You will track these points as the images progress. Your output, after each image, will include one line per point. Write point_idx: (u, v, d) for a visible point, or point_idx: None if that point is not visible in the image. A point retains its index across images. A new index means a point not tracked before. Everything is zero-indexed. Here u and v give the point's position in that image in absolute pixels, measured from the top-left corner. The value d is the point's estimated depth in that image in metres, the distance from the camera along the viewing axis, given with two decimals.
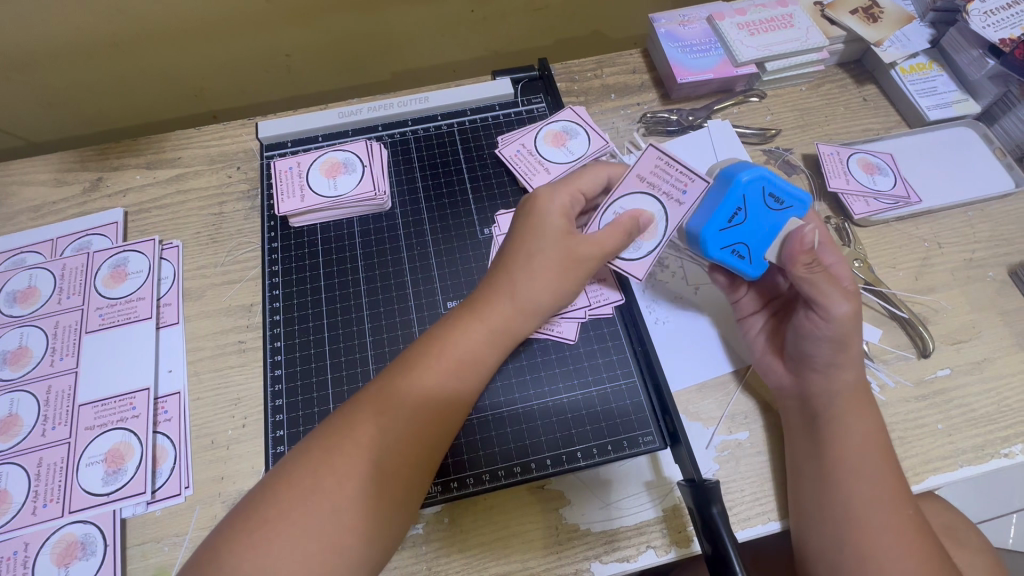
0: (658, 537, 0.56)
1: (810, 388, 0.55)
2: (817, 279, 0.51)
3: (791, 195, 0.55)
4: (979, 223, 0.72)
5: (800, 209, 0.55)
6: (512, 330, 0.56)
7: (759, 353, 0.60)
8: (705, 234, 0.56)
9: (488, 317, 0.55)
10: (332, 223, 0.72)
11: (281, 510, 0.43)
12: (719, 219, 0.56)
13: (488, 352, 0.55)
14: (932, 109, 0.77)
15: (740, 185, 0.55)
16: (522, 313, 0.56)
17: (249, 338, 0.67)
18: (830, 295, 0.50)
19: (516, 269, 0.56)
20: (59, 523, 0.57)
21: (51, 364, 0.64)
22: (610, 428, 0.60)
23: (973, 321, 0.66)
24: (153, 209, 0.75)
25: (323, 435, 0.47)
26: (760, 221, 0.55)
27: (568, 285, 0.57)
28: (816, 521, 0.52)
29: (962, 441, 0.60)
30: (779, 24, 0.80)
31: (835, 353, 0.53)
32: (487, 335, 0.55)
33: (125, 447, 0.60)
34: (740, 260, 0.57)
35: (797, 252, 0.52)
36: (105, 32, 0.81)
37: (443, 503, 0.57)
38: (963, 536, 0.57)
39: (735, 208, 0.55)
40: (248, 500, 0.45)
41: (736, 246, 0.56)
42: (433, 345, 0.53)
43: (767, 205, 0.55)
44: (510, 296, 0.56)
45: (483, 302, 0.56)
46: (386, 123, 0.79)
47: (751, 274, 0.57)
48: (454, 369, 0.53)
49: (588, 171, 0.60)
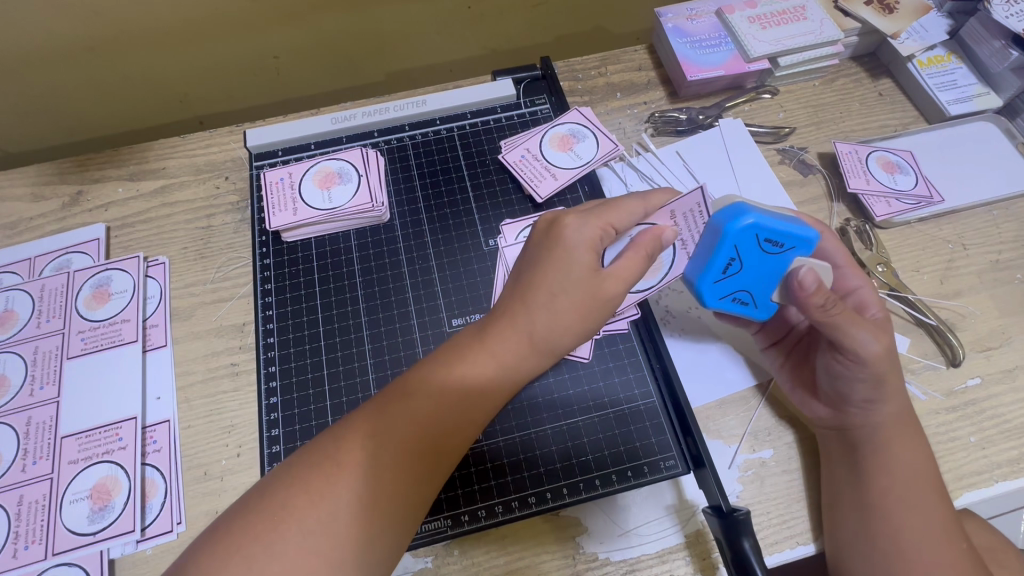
0: (682, 564, 0.52)
1: (848, 421, 0.52)
2: (838, 320, 0.48)
3: (793, 236, 0.49)
4: (1003, 223, 0.69)
5: (805, 246, 0.50)
6: (523, 367, 0.53)
7: (788, 387, 0.58)
8: (702, 287, 0.53)
9: (498, 350, 0.51)
10: (327, 236, 0.68)
11: (271, 549, 0.39)
12: (713, 271, 0.52)
13: (494, 386, 0.51)
14: (953, 103, 0.74)
15: (731, 234, 0.49)
16: (537, 350, 0.52)
17: (243, 360, 0.63)
18: (858, 334, 0.48)
19: (536, 300, 0.52)
20: (42, 566, 0.53)
21: (31, 394, 0.60)
22: (629, 452, 0.57)
23: (1002, 327, 0.63)
24: (137, 223, 0.71)
25: (314, 454, 0.44)
26: (759, 268, 0.51)
27: (587, 324, 0.53)
28: (864, 553, 0.49)
29: (997, 455, 0.58)
30: (791, 17, 0.76)
31: (874, 390, 0.50)
32: (496, 370, 0.51)
33: (111, 482, 0.56)
34: (743, 306, 0.54)
35: (807, 297, 0.48)
36: (82, 36, 0.77)
37: (453, 537, 0.54)
38: (1003, 557, 0.54)
39: (729, 259, 0.51)
40: (232, 516, 0.41)
41: (737, 294, 0.54)
42: (435, 370, 0.50)
43: (765, 251, 0.50)
44: (527, 330, 0.52)
45: (494, 334, 0.52)
46: (382, 129, 0.75)
47: (758, 317, 0.55)
48: (459, 401, 0.49)
49: (626, 201, 0.55)
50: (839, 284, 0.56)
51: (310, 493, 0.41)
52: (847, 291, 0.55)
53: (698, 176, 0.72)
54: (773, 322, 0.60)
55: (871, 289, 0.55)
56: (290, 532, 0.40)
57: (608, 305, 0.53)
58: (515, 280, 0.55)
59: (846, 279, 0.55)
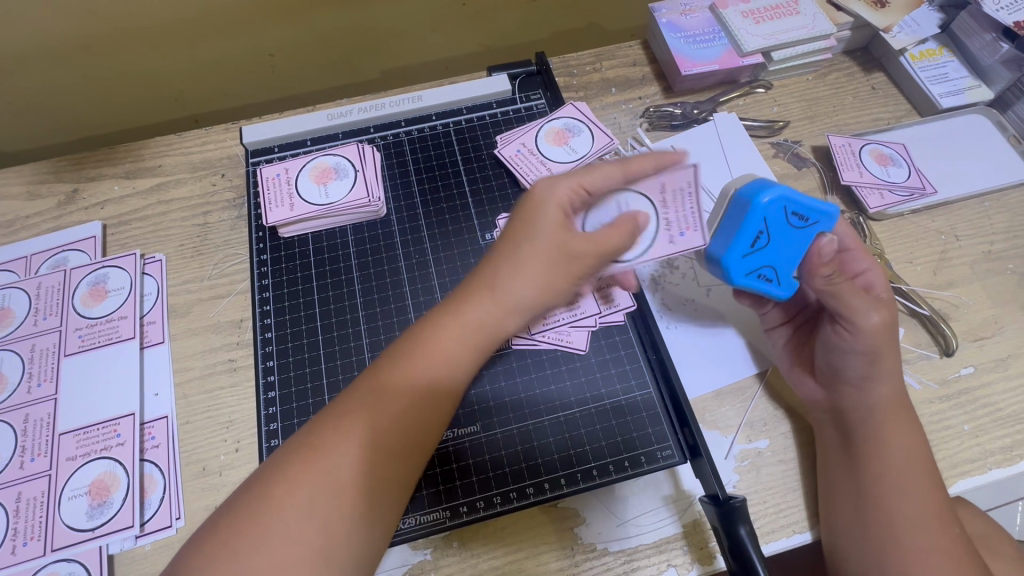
0: (680, 554, 0.53)
1: (843, 403, 0.52)
2: (841, 290, 0.50)
3: (817, 210, 0.51)
4: (995, 214, 0.70)
5: (828, 221, 0.52)
6: (492, 327, 0.53)
7: (787, 367, 0.58)
8: (729, 262, 0.53)
9: (463, 313, 0.52)
10: (324, 231, 0.68)
11: (257, 544, 0.41)
12: (741, 244, 0.52)
13: (460, 351, 0.52)
14: (944, 96, 0.74)
15: (760, 207, 0.50)
16: (504, 309, 0.53)
17: (240, 357, 0.63)
18: (859, 306, 0.49)
19: (501, 262, 0.53)
20: (40, 562, 0.53)
21: (29, 392, 0.60)
22: (627, 442, 0.57)
23: (995, 316, 0.64)
24: (133, 221, 0.71)
25: (297, 446, 0.46)
26: (784, 241, 0.52)
27: (558, 280, 0.52)
28: (857, 540, 0.49)
29: (990, 442, 0.58)
30: (784, 11, 0.77)
31: (869, 367, 0.50)
32: (462, 334, 0.52)
33: (109, 478, 0.56)
34: (768, 283, 0.54)
35: (817, 265, 0.51)
36: (77, 35, 0.77)
37: (453, 529, 0.54)
38: (996, 544, 0.55)
39: (757, 231, 0.51)
40: (221, 518, 0.43)
41: (762, 271, 0.53)
42: (408, 344, 0.51)
43: (791, 224, 0.51)
44: (492, 291, 0.53)
45: (461, 300, 0.53)
46: (378, 125, 0.75)
47: (781, 297, 0.55)
48: (429, 374, 0.50)
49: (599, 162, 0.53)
50: (848, 264, 0.56)
51: (288, 483, 0.43)
52: (857, 273, 0.56)
53: None
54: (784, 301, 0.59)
55: (880, 271, 0.55)
56: (274, 524, 0.42)
57: (577, 264, 0.52)
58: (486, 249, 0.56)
59: (857, 261, 0.56)
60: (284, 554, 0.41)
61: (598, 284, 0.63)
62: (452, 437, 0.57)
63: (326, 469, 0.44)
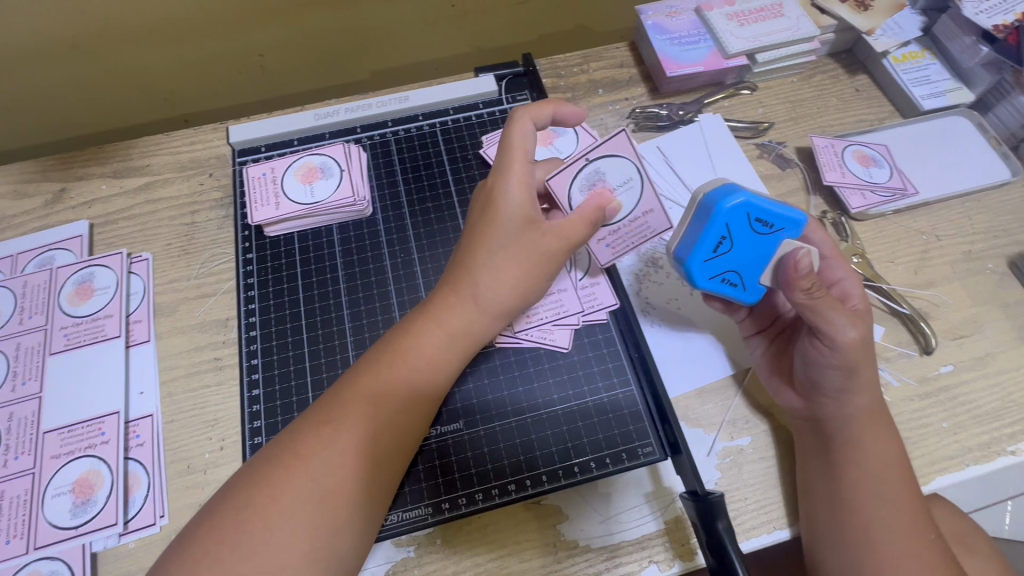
0: (661, 551, 0.53)
1: (822, 413, 0.53)
2: (821, 305, 0.48)
3: (781, 218, 0.52)
4: (976, 214, 0.71)
5: (793, 229, 0.53)
6: (475, 333, 0.55)
7: (766, 374, 0.59)
8: (692, 266, 0.54)
9: (446, 320, 0.54)
10: (310, 231, 0.69)
11: (238, 550, 0.41)
12: (704, 249, 0.53)
13: (448, 356, 0.54)
14: (927, 98, 0.75)
15: (722, 213, 0.51)
16: (485, 314, 0.55)
17: (227, 355, 0.63)
18: (836, 322, 0.48)
19: (478, 266, 0.55)
20: (23, 560, 0.53)
21: (13, 390, 0.60)
22: (609, 439, 0.58)
23: (975, 315, 0.65)
24: (120, 220, 0.71)
25: (271, 454, 0.47)
26: (746, 247, 0.53)
27: (536, 280, 0.55)
28: (832, 538, 0.50)
29: (968, 439, 0.59)
30: (769, 14, 0.78)
31: (846, 380, 0.51)
32: (446, 339, 0.54)
33: (93, 476, 0.56)
34: (732, 287, 0.56)
35: (794, 280, 0.49)
36: (66, 34, 0.77)
37: (436, 525, 0.54)
38: (973, 540, 0.55)
39: (720, 238, 0.53)
40: (194, 528, 0.44)
41: (726, 275, 0.55)
42: (391, 354, 0.52)
43: (754, 231, 0.52)
44: (472, 296, 0.55)
45: (443, 305, 0.55)
46: (365, 125, 0.75)
47: (746, 299, 0.56)
48: (410, 375, 0.52)
49: (514, 124, 0.55)
50: (825, 274, 0.57)
51: (271, 490, 0.44)
52: (833, 283, 0.57)
53: (679, 170, 0.73)
54: (760, 308, 0.60)
55: (856, 281, 0.56)
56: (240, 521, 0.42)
57: (553, 262, 0.55)
58: (459, 252, 0.58)
59: (833, 270, 0.57)
60: (264, 553, 0.41)
61: (582, 283, 0.64)
62: (437, 435, 0.58)
63: (308, 477, 0.45)
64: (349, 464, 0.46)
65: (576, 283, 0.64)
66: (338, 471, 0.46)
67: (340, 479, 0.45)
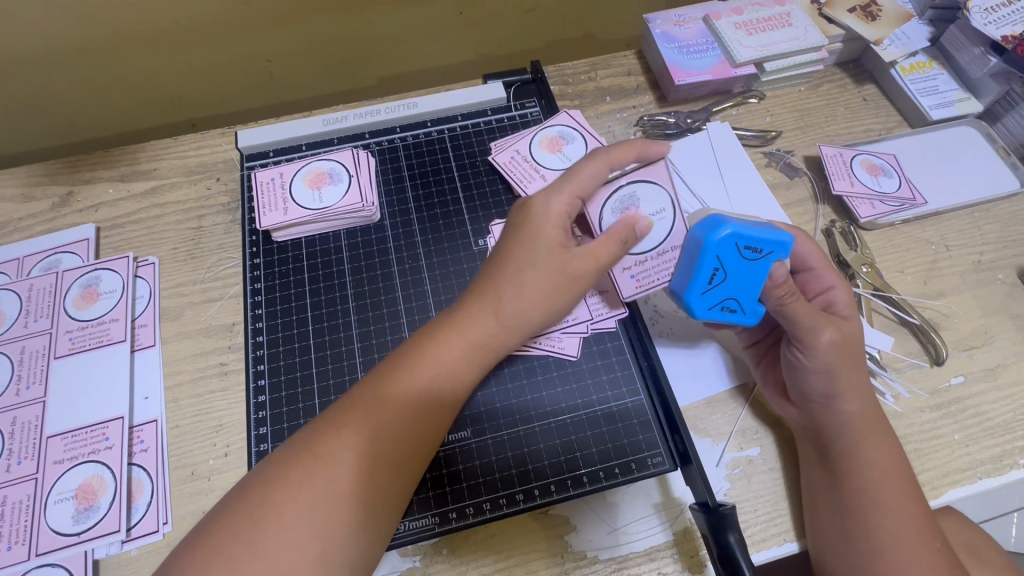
0: (670, 562, 0.53)
1: (815, 419, 0.53)
2: (793, 309, 0.51)
3: (770, 241, 0.51)
4: (985, 225, 0.70)
5: (783, 250, 0.51)
6: (493, 347, 0.55)
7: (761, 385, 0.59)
8: (690, 300, 0.53)
9: (469, 332, 0.54)
10: (318, 236, 0.69)
11: (244, 545, 0.41)
12: (699, 282, 0.52)
13: (466, 368, 0.54)
14: (935, 108, 0.75)
15: (712, 245, 0.51)
16: (506, 329, 0.55)
17: (232, 360, 0.63)
18: (806, 323, 0.51)
19: (505, 280, 0.55)
20: (25, 566, 0.53)
21: (17, 394, 0.60)
22: (618, 449, 0.57)
23: (985, 326, 0.64)
24: (127, 224, 0.71)
25: (284, 457, 0.46)
26: (743, 275, 0.51)
27: (555, 302, 0.56)
28: (842, 552, 0.49)
29: (980, 452, 0.58)
30: (777, 23, 0.77)
31: (829, 384, 0.52)
32: (466, 349, 0.54)
33: (97, 482, 0.56)
34: (733, 314, 0.54)
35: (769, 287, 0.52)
36: (75, 38, 0.77)
37: (442, 535, 0.54)
38: (987, 555, 0.55)
39: (713, 269, 0.52)
40: (191, 536, 0.42)
41: (725, 303, 0.53)
42: (409, 362, 0.52)
43: (746, 258, 0.51)
44: (495, 310, 0.55)
45: (465, 316, 0.54)
46: (373, 131, 0.76)
47: (749, 324, 0.54)
48: (430, 388, 0.51)
49: (588, 162, 0.56)
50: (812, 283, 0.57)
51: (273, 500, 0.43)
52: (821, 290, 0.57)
53: (688, 178, 0.73)
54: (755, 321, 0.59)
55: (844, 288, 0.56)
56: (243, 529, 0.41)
57: (576, 284, 0.56)
58: (487, 264, 0.58)
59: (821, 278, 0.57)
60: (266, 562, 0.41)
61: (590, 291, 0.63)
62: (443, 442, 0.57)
63: (325, 480, 0.44)
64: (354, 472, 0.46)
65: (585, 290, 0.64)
66: (350, 478, 0.45)
67: (352, 488, 0.45)
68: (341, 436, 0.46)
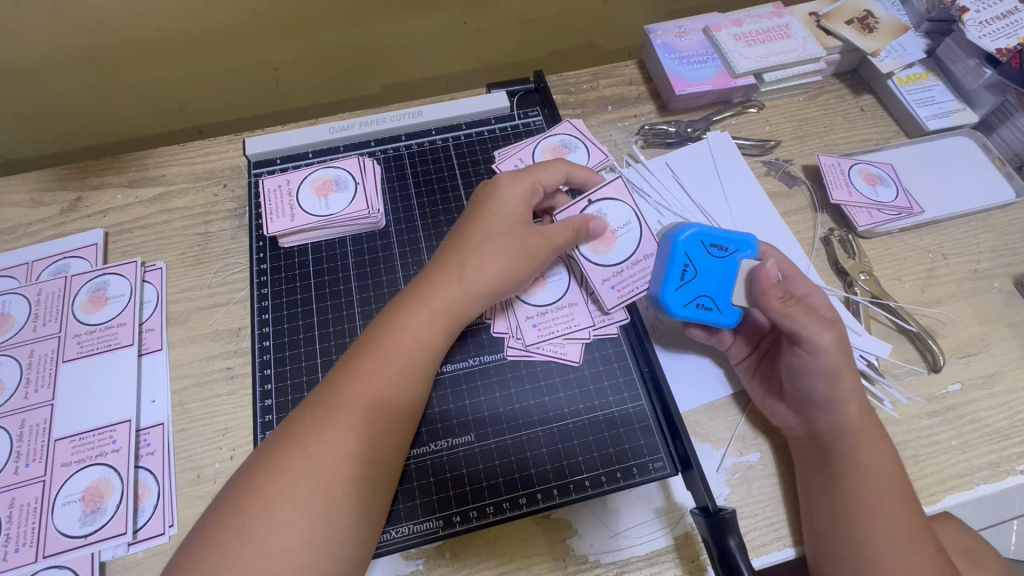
0: (670, 567, 0.53)
1: (818, 428, 0.53)
2: (793, 312, 0.51)
3: (732, 239, 0.58)
4: (981, 234, 0.71)
5: (748, 249, 0.58)
6: (458, 313, 0.56)
7: (759, 398, 0.58)
8: (665, 295, 0.58)
9: (432, 300, 0.55)
10: (325, 241, 0.70)
11: (249, 547, 0.42)
12: (671, 278, 0.58)
13: (430, 337, 0.54)
14: (931, 118, 0.77)
15: (680, 244, 0.58)
16: (471, 297, 0.56)
17: (238, 364, 0.64)
18: (809, 327, 0.50)
19: (470, 248, 0.57)
20: (33, 568, 0.53)
21: (26, 397, 0.60)
22: (619, 454, 0.58)
23: (982, 333, 0.65)
24: (135, 229, 0.72)
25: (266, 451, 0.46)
26: (711, 271, 0.58)
27: (519, 267, 0.57)
28: (839, 557, 0.50)
29: (977, 458, 0.59)
30: (775, 35, 0.79)
31: (832, 387, 0.52)
32: (430, 318, 0.55)
33: (103, 485, 0.56)
34: (709, 312, 0.58)
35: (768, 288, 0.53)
36: (85, 46, 0.79)
37: (446, 538, 0.54)
38: (985, 561, 0.55)
39: (684, 266, 0.58)
40: (199, 538, 0.43)
41: (700, 300, 0.58)
42: (382, 335, 0.53)
43: (711, 255, 0.58)
44: (458, 276, 0.56)
45: (429, 285, 0.56)
46: (379, 138, 0.77)
47: (727, 323, 0.57)
48: (400, 362, 0.52)
49: (551, 164, 0.62)
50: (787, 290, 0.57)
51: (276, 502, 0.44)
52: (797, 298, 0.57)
53: (689, 187, 0.74)
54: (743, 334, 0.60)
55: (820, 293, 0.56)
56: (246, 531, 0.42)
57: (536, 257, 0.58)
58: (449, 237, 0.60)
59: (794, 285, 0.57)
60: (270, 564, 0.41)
61: (592, 298, 0.64)
62: (446, 447, 0.58)
63: (327, 483, 0.45)
64: (357, 476, 0.47)
65: (588, 298, 0.65)
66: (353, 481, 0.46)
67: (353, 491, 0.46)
68: (345, 440, 0.47)
